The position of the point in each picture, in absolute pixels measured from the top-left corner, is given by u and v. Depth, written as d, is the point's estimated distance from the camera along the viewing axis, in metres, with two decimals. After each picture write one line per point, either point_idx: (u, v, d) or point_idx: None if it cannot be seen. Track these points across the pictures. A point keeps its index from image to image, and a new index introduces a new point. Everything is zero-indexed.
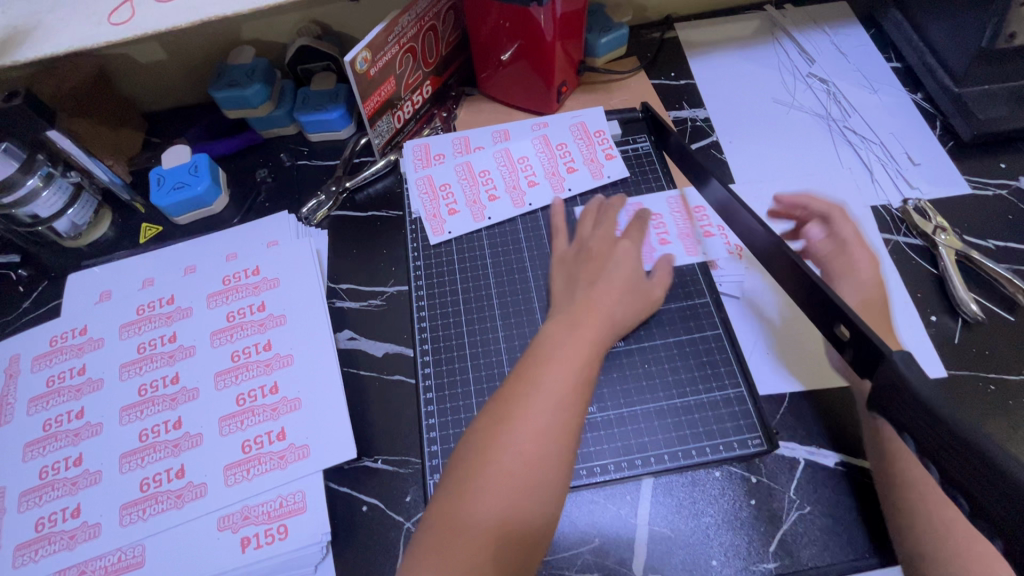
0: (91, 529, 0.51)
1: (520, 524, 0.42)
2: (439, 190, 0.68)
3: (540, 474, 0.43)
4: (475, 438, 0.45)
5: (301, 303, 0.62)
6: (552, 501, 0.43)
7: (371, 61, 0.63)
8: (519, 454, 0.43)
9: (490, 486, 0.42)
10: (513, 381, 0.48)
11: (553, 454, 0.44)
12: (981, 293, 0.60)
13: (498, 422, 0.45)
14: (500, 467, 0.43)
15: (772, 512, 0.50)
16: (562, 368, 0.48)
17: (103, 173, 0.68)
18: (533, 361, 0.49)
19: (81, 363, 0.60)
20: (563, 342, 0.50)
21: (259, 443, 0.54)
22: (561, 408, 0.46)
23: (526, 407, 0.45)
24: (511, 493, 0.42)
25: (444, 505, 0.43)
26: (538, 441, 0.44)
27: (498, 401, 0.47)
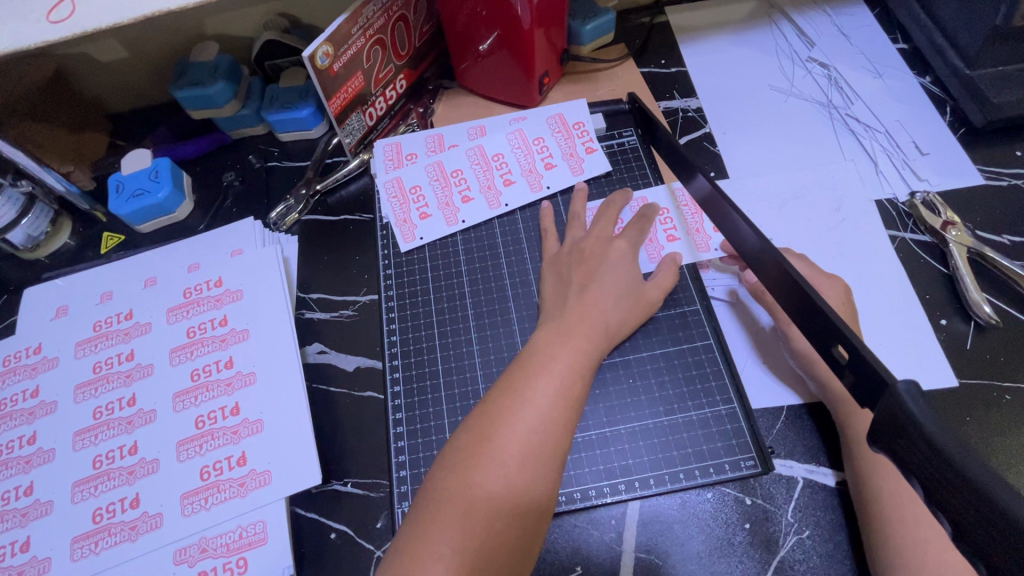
0: (42, 564, 0.48)
1: (496, 558, 0.38)
2: (410, 193, 0.64)
3: (523, 501, 0.40)
4: (455, 458, 0.41)
5: (265, 316, 0.58)
6: (531, 532, 0.40)
7: (333, 55, 0.59)
8: (502, 477, 0.40)
9: (468, 512, 0.38)
10: (497, 394, 0.44)
11: (539, 480, 0.40)
12: (995, 293, 0.56)
13: (480, 441, 0.41)
14: (480, 491, 0.39)
15: (768, 537, 0.46)
16: (553, 385, 0.44)
17: (57, 183, 0.65)
18: (519, 376, 0.45)
19: (34, 384, 0.56)
20: (553, 355, 0.46)
21: (218, 469, 0.51)
22: (551, 429, 0.42)
23: (512, 425, 0.42)
24: (490, 521, 0.38)
25: (414, 531, 0.38)
26: (523, 464, 0.40)
27: (481, 417, 0.43)
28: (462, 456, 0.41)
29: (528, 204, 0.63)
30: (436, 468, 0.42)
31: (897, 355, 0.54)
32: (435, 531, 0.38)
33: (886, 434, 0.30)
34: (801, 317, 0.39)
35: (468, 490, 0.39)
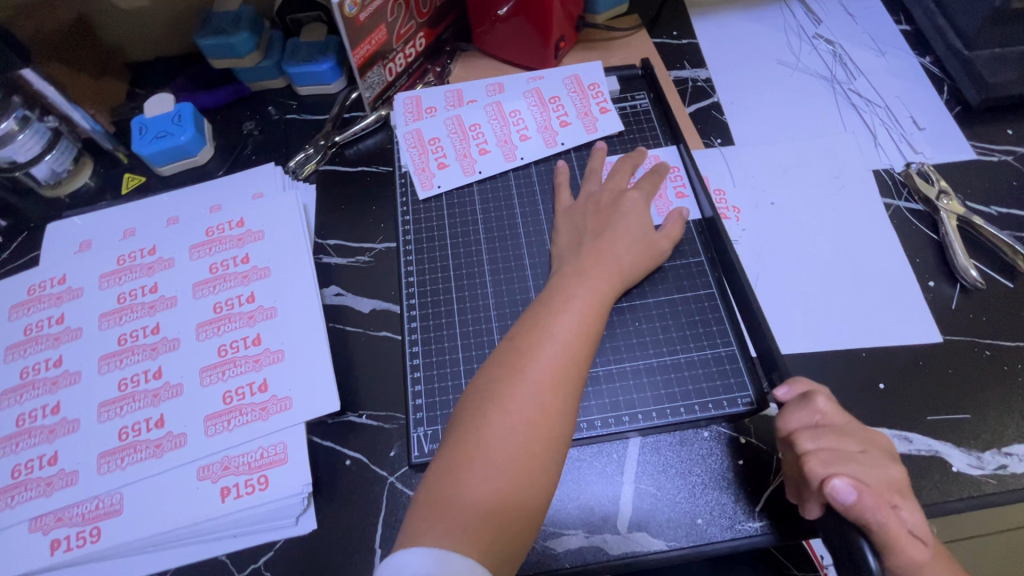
0: (69, 477, 0.50)
1: (532, 479, 0.41)
2: (429, 144, 0.66)
3: (555, 427, 0.42)
4: (489, 388, 0.44)
5: (287, 257, 0.60)
6: (562, 455, 0.43)
7: (360, 5, 0.61)
8: (535, 404, 0.43)
9: (507, 436, 0.41)
10: (524, 330, 0.47)
11: (568, 406, 0.44)
12: (980, 259, 0.59)
13: (513, 372, 0.44)
14: (516, 417, 0.42)
15: (759, 472, 0.50)
16: (576, 321, 0.47)
17: (84, 120, 0.66)
18: (543, 313, 0.48)
19: (59, 312, 0.58)
20: (575, 295, 0.49)
21: (240, 394, 0.53)
22: (575, 360, 0.45)
23: (543, 357, 0.45)
24: (526, 444, 0.41)
25: (457, 454, 0.41)
26: (554, 393, 0.43)
27: (511, 351, 0.46)
28: (497, 386, 0.44)
29: (541, 158, 0.66)
30: (470, 398, 0.45)
31: (888, 312, 0.57)
32: (480, 453, 0.41)
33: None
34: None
35: (507, 417, 0.42)
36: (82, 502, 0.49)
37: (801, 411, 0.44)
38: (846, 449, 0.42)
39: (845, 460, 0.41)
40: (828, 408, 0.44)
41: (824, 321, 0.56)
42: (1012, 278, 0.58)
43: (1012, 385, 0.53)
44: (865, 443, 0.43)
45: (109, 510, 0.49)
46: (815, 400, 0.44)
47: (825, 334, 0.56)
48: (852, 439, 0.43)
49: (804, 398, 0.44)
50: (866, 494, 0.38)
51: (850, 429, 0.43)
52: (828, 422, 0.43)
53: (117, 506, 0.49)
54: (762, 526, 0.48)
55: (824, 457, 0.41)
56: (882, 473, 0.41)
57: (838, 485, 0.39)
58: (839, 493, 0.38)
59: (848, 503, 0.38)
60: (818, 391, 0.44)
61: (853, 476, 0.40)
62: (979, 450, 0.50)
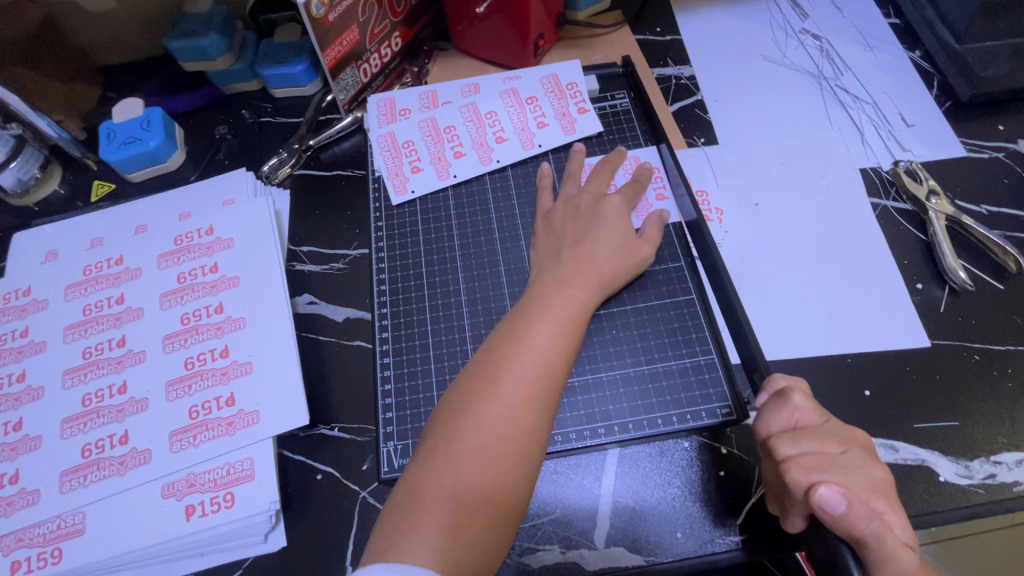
0: (30, 496, 0.49)
1: (504, 495, 0.40)
2: (402, 147, 0.64)
3: (529, 441, 0.41)
4: (462, 400, 0.42)
5: (257, 265, 0.59)
6: (535, 470, 0.42)
7: (328, 5, 0.59)
8: (509, 417, 0.41)
9: (479, 451, 0.40)
10: (500, 340, 0.45)
11: (543, 419, 0.42)
12: (970, 260, 0.57)
13: (487, 384, 0.43)
14: (489, 431, 0.41)
15: (741, 484, 0.48)
16: (554, 331, 0.46)
17: (49, 127, 0.65)
18: (520, 323, 0.46)
19: (23, 324, 0.57)
20: (553, 303, 0.48)
21: (207, 408, 0.52)
22: (552, 371, 0.44)
23: (519, 368, 0.43)
24: (498, 458, 0.40)
25: (428, 467, 0.40)
26: (529, 406, 0.42)
27: (486, 361, 0.44)
28: (471, 398, 0.42)
29: (519, 161, 0.64)
30: (443, 409, 0.43)
31: (874, 315, 0.55)
32: (450, 467, 0.39)
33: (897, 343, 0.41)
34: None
35: (479, 431, 0.41)
36: (44, 523, 0.48)
37: (779, 412, 0.41)
38: (828, 452, 0.39)
39: (830, 464, 0.39)
40: (804, 406, 0.41)
41: (808, 326, 0.55)
42: (1002, 279, 0.56)
43: (1001, 391, 0.51)
44: (845, 443, 0.40)
45: (71, 530, 0.47)
46: (791, 398, 0.41)
47: (809, 340, 0.54)
48: (831, 438, 0.40)
49: (779, 397, 0.42)
50: (856, 503, 0.36)
51: (827, 428, 0.41)
52: (807, 424, 0.41)
53: (79, 526, 0.47)
54: (742, 540, 0.46)
55: (805, 463, 0.39)
56: (867, 476, 0.39)
57: (827, 494, 0.36)
58: (828, 504, 0.36)
59: (837, 513, 0.36)
60: (794, 388, 0.42)
61: (841, 483, 0.38)
62: (968, 458, 0.49)
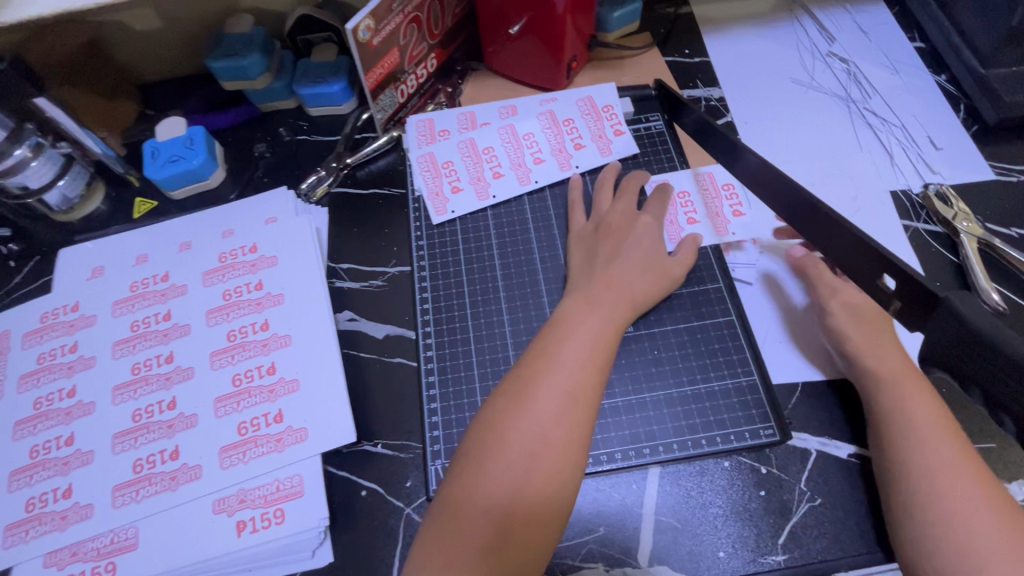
0: (84, 510, 0.50)
1: (535, 511, 0.41)
2: (442, 168, 0.66)
3: (560, 460, 0.42)
4: (492, 417, 0.44)
5: (300, 282, 0.60)
6: (572, 487, 0.42)
7: (373, 29, 0.60)
8: (538, 435, 0.42)
9: (508, 469, 0.41)
10: (528, 358, 0.47)
11: (574, 437, 0.43)
12: (1002, 283, 0.58)
13: (515, 402, 0.44)
14: (518, 447, 0.42)
15: (782, 504, 0.49)
16: (582, 350, 0.47)
17: (95, 145, 0.66)
18: (549, 341, 0.48)
19: (73, 340, 0.58)
20: (580, 322, 0.49)
21: (256, 425, 0.53)
22: (581, 387, 0.45)
23: (547, 386, 0.44)
24: (528, 475, 0.41)
25: (461, 484, 0.42)
26: (557, 423, 0.43)
27: (515, 380, 0.45)
28: (501, 414, 0.44)
29: (556, 181, 0.65)
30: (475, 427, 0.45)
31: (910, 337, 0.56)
32: (480, 485, 0.41)
33: (950, 366, 0.42)
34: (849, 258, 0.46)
35: (510, 447, 0.42)
36: (97, 537, 0.49)
37: None
38: None
39: None
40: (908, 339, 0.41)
41: None
42: None
43: None
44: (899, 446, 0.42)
45: (124, 545, 0.48)
46: None
47: None
48: None
49: None
50: None
51: None
52: None
53: (132, 540, 0.48)
54: (785, 560, 0.47)
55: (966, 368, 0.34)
56: None
57: None
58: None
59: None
60: None
61: None
62: (1007, 480, 0.50)
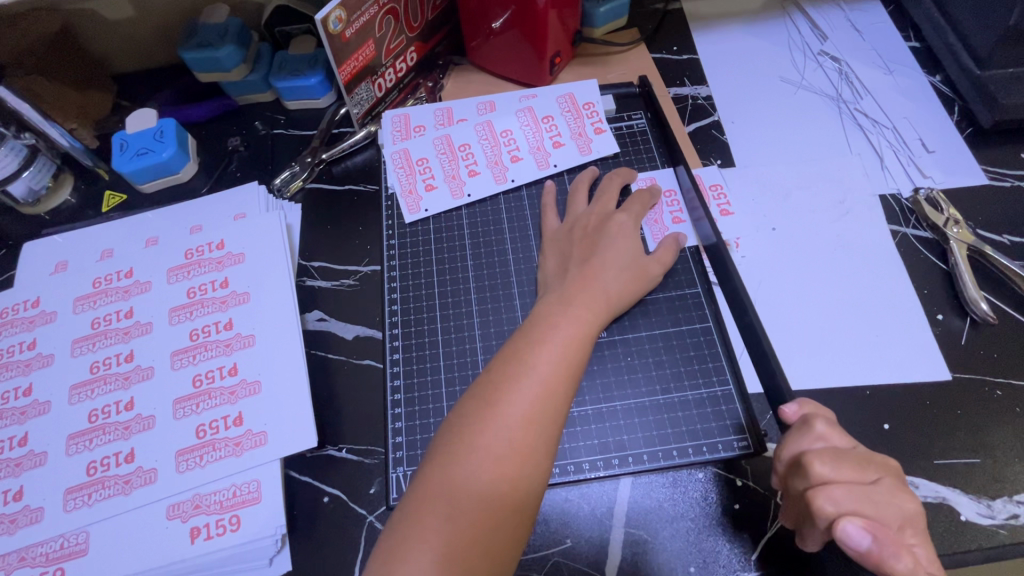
0: (33, 514, 0.48)
1: (501, 521, 0.39)
2: (417, 165, 0.64)
3: (528, 468, 0.40)
4: (462, 422, 0.42)
5: (266, 281, 0.58)
6: (538, 496, 0.41)
7: (346, 21, 0.58)
8: (506, 441, 0.40)
9: (475, 477, 0.39)
10: (501, 361, 0.45)
11: (544, 446, 0.41)
12: (991, 291, 0.56)
13: (484, 407, 0.42)
14: (486, 455, 0.40)
15: (756, 519, 0.47)
16: (556, 354, 0.45)
17: (61, 137, 0.64)
18: (522, 344, 0.46)
19: (31, 337, 0.56)
20: (556, 323, 0.47)
21: (214, 428, 0.51)
22: (554, 395, 0.43)
23: (519, 391, 0.42)
24: (494, 484, 0.39)
25: (423, 494, 0.39)
26: (528, 430, 0.41)
27: (484, 385, 0.43)
28: (470, 419, 0.42)
29: (533, 180, 0.64)
30: (442, 432, 0.43)
31: (898, 349, 0.54)
32: (445, 496, 0.39)
33: None
34: None
35: (477, 455, 0.40)
36: (46, 542, 0.47)
37: None
38: None
39: None
40: (829, 433, 0.41)
41: (825, 357, 0.53)
42: None
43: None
44: (881, 471, 0.39)
45: (74, 550, 0.47)
46: None
47: (828, 366, 0.53)
48: None
49: None
50: None
51: None
52: None
53: (82, 546, 0.47)
54: None
55: (834, 493, 0.37)
56: None
57: None
58: (852, 538, 0.35)
59: (861, 548, 0.35)
60: None
61: None
62: (990, 497, 0.48)
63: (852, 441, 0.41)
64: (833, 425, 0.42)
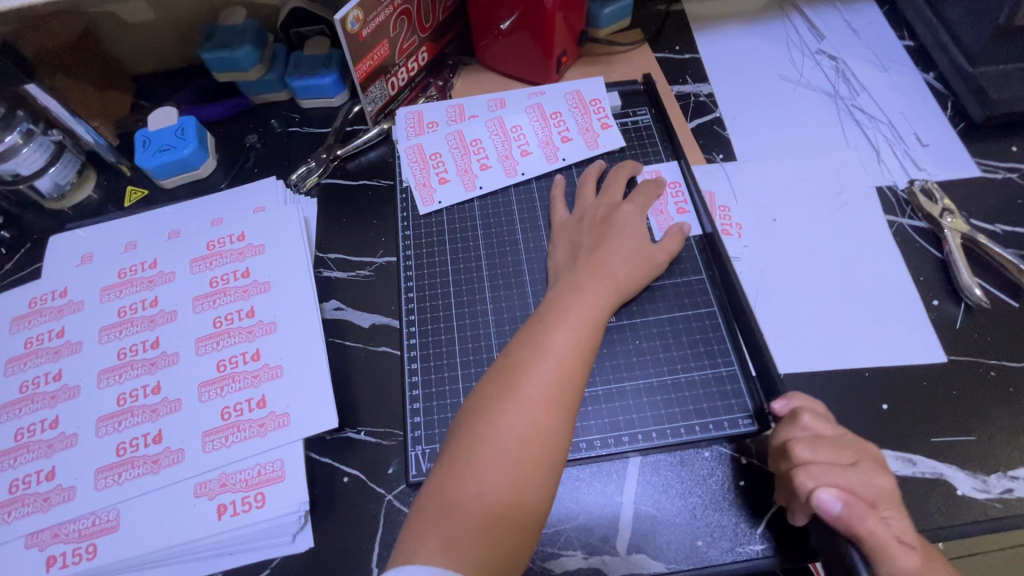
0: (66, 492, 0.50)
1: (525, 494, 0.41)
2: (430, 159, 0.66)
3: (549, 444, 0.42)
4: (484, 404, 0.44)
5: (286, 271, 0.60)
6: (557, 472, 0.43)
7: (362, 21, 0.61)
8: (528, 421, 0.42)
9: (500, 453, 0.41)
10: (519, 346, 0.47)
11: (563, 424, 0.43)
12: (984, 278, 0.58)
13: (505, 388, 0.44)
14: (509, 434, 0.42)
15: (761, 495, 0.49)
16: (571, 336, 0.47)
17: (87, 134, 0.66)
18: (538, 329, 0.48)
19: (60, 325, 0.58)
20: (571, 309, 0.49)
21: (239, 410, 0.53)
22: (571, 377, 0.45)
23: (538, 374, 0.44)
24: (518, 461, 0.41)
25: (450, 472, 0.41)
26: (547, 409, 0.43)
27: (503, 368, 0.45)
28: (492, 401, 0.44)
29: (542, 174, 0.66)
30: (464, 413, 0.45)
31: (895, 332, 0.56)
32: (472, 471, 0.41)
33: None
34: None
35: (500, 434, 0.42)
36: (79, 519, 0.49)
37: None
38: None
39: None
40: (815, 424, 0.45)
41: (825, 341, 0.56)
42: (1017, 297, 0.57)
43: (1016, 407, 0.52)
44: (859, 455, 0.44)
45: (105, 527, 0.49)
46: None
47: (828, 349, 0.55)
48: None
49: None
50: None
51: None
52: None
53: (113, 522, 0.49)
54: (763, 550, 0.47)
55: (813, 471, 0.42)
56: None
57: None
58: (824, 505, 0.40)
59: (833, 513, 0.40)
60: None
61: None
62: (985, 473, 0.50)
63: (835, 428, 0.46)
64: (819, 416, 0.46)
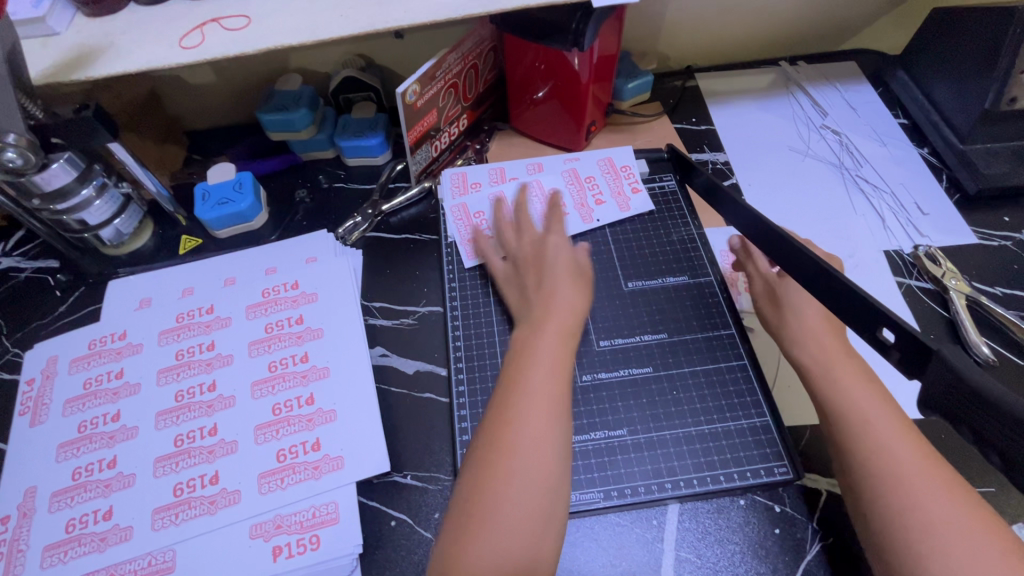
0: (123, 532, 0.51)
1: (537, 535, 0.43)
2: (474, 217, 0.71)
3: (550, 485, 0.44)
4: (483, 451, 0.46)
5: (338, 319, 0.64)
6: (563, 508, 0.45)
7: (418, 93, 0.67)
8: (523, 462, 0.45)
9: (506, 497, 0.43)
10: (503, 389, 0.49)
11: (556, 461, 0.45)
12: (991, 337, 0.62)
13: (499, 433, 0.46)
14: (507, 476, 0.44)
15: (796, 543, 0.51)
16: (543, 374, 0.50)
17: (151, 185, 0.70)
18: (513, 370, 0.51)
19: (119, 367, 0.61)
20: (537, 346, 0.52)
21: (294, 452, 0.55)
22: (553, 411, 0.47)
23: (525, 413, 0.47)
24: (523, 501, 0.43)
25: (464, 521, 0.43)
26: (539, 447, 0.45)
27: (494, 412, 0.48)
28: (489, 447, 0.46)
29: (579, 233, 0.71)
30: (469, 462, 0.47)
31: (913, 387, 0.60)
32: (490, 519, 0.43)
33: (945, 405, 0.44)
34: (845, 307, 0.50)
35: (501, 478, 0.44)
36: (135, 559, 0.50)
37: None
38: None
39: None
40: None
41: None
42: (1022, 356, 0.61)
43: None
44: None
45: (162, 568, 0.49)
46: None
47: None
48: None
49: None
50: None
51: None
52: None
53: (170, 563, 0.50)
54: None
55: None
56: None
57: None
58: None
59: None
60: None
61: None
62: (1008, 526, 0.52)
63: None
64: None
